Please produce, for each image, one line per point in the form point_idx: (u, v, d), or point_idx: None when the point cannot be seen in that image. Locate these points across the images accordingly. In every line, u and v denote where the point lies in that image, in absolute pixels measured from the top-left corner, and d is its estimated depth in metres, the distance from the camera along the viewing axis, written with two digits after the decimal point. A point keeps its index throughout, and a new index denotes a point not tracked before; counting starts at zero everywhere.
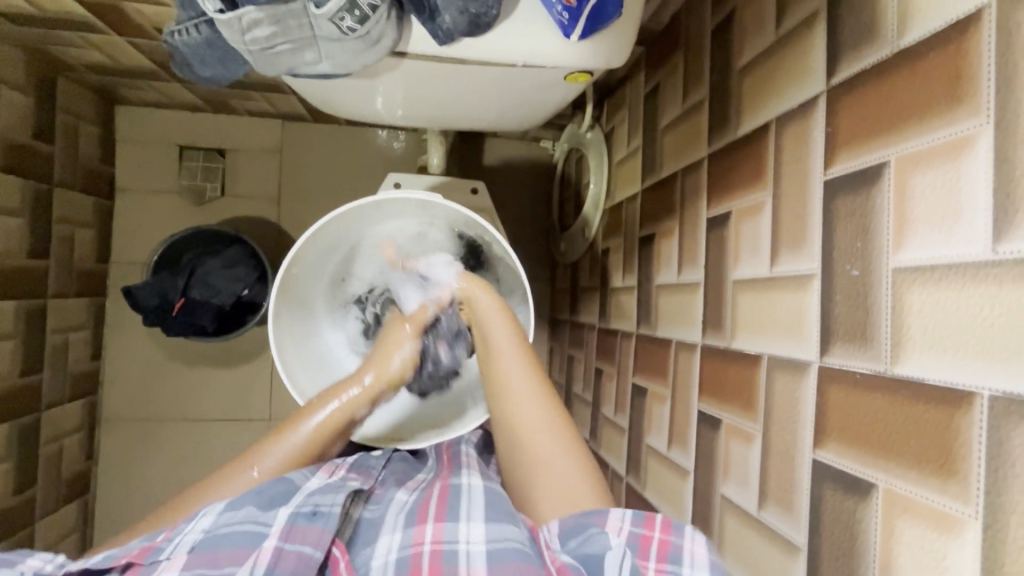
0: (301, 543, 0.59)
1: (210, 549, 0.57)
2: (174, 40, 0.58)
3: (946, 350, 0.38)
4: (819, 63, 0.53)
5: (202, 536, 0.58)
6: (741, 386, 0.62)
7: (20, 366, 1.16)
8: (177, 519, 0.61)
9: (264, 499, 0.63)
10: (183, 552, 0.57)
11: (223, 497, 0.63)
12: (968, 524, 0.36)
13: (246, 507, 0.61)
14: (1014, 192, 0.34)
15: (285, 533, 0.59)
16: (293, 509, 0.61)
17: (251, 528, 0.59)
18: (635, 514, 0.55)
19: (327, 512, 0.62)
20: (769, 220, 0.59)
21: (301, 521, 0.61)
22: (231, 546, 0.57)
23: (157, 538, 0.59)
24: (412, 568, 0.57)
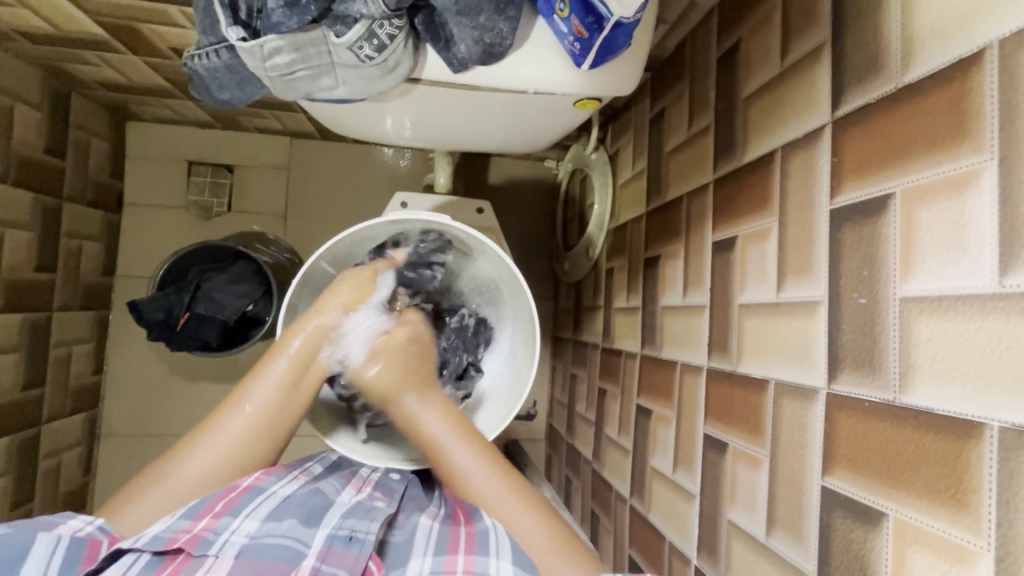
0: (336, 566, 0.58)
1: (255, 557, 0.58)
2: (194, 64, 0.60)
3: (955, 380, 0.39)
4: (824, 95, 0.54)
5: (247, 542, 0.59)
6: (747, 410, 0.62)
7: (24, 379, 1.16)
8: (221, 512, 0.62)
9: (306, 515, 0.65)
10: (229, 554, 0.58)
11: (266, 504, 0.65)
12: (979, 557, 0.36)
13: (288, 521, 0.63)
14: (1019, 226, 0.35)
15: (322, 553, 0.59)
16: (331, 531, 0.62)
17: (291, 542, 0.60)
18: None
19: (362, 538, 0.62)
20: (775, 247, 0.60)
21: (338, 544, 0.61)
22: (274, 558, 0.58)
23: (202, 527, 0.60)
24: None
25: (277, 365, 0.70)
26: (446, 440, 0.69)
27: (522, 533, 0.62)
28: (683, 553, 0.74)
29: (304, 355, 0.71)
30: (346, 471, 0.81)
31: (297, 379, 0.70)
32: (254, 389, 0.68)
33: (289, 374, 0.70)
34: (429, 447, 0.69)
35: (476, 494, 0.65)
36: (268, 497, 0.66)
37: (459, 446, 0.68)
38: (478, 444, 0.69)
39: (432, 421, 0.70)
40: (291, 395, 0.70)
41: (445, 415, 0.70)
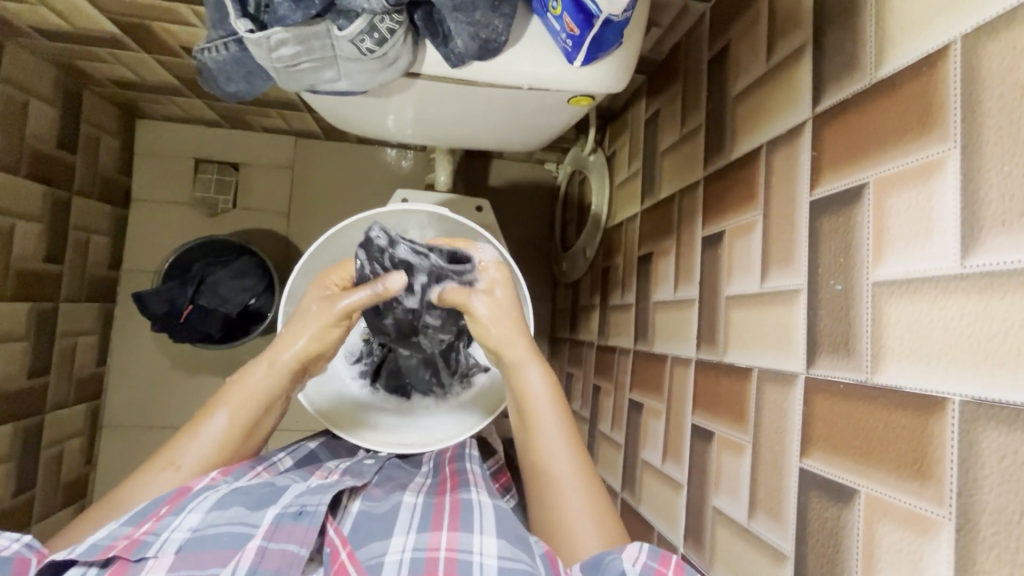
0: (285, 542, 0.57)
1: (196, 549, 0.56)
2: (203, 57, 0.62)
3: (922, 359, 0.40)
4: (805, 92, 0.56)
5: (188, 535, 0.57)
6: (732, 399, 0.64)
7: (30, 368, 1.19)
8: (164, 514, 0.60)
9: (253, 499, 0.62)
10: (169, 551, 0.55)
11: (211, 496, 0.62)
12: (943, 526, 0.37)
13: (235, 507, 0.60)
14: (979, 210, 0.37)
15: (270, 532, 0.58)
16: (280, 509, 0.60)
17: (239, 528, 0.58)
18: (652, 549, 0.55)
19: (312, 510, 0.60)
20: (760, 241, 0.62)
21: (287, 521, 0.59)
22: (217, 546, 0.56)
23: (142, 532, 0.57)
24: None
25: (215, 421, 0.69)
26: (548, 424, 0.69)
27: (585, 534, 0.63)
28: (671, 542, 0.75)
29: (240, 416, 0.69)
30: (309, 466, 0.80)
31: (238, 439, 0.69)
32: (190, 445, 0.67)
33: (229, 433, 0.69)
34: (535, 433, 0.69)
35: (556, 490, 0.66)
36: (216, 491, 0.63)
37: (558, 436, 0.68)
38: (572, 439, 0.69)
39: (541, 401, 0.70)
40: (227, 456, 0.69)
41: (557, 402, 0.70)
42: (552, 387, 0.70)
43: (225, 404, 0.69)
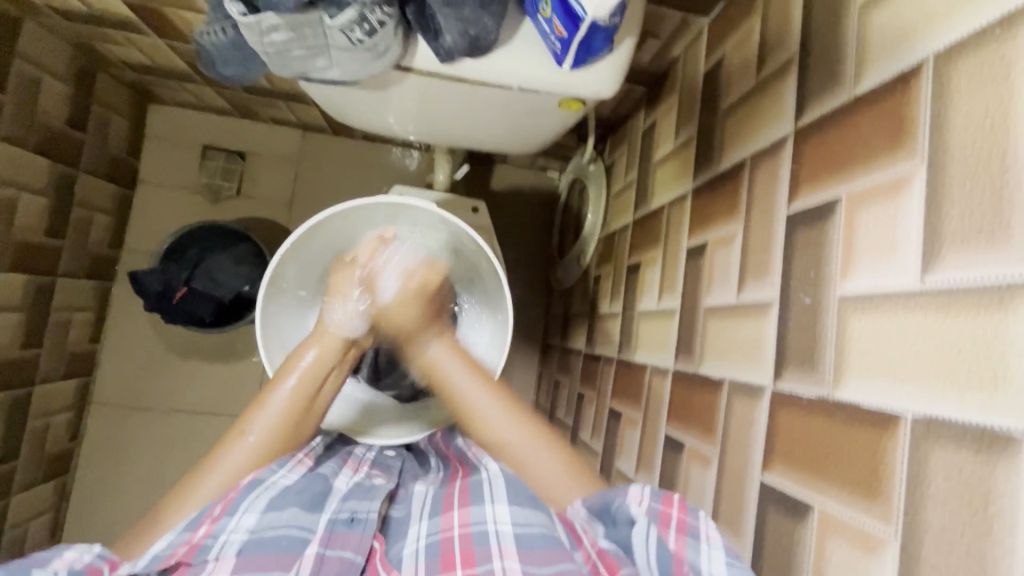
0: (341, 549, 0.55)
1: (257, 551, 0.52)
2: (204, 40, 0.65)
3: (879, 374, 0.40)
4: (789, 107, 0.56)
5: (247, 537, 0.53)
6: (703, 410, 0.64)
7: (22, 338, 1.20)
8: (219, 514, 0.55)
9: (307, 500, 0.59)
10: (230, 554, 0.52)
11: (264, 493, 0.58)
12: (888, 544, 0.37)
13: (290, 508, 0.57)
14: (940, 227, 0.37)
15: (327, 538, 0.55)
16: (331, 515, 0.58)
17: (296, 531, 0.55)
18: (655, 491, 0.52)
19: (364, 518, 0.58)
20: (738, 252, 0.62)
21: (340, 528, 0.56)
22: (277, 550, 0.52)
23: (201, 535, 0.53)
24: (445, 555, 0.53)
25: (279, 393, 0.66)
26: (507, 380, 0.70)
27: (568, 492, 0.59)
28: None
29: (303, 390, 0.67)
30: (340, 453, 0.77)
31: (301, 413, 0.66)
32: (257, 419, 0.64)
33: (293, 406, 0.66)
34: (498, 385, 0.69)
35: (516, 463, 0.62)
36: (266, 487, 0.58)
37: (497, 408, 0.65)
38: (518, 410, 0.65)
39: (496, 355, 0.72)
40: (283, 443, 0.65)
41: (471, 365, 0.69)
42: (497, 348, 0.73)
43: (292, 373, 0.67)
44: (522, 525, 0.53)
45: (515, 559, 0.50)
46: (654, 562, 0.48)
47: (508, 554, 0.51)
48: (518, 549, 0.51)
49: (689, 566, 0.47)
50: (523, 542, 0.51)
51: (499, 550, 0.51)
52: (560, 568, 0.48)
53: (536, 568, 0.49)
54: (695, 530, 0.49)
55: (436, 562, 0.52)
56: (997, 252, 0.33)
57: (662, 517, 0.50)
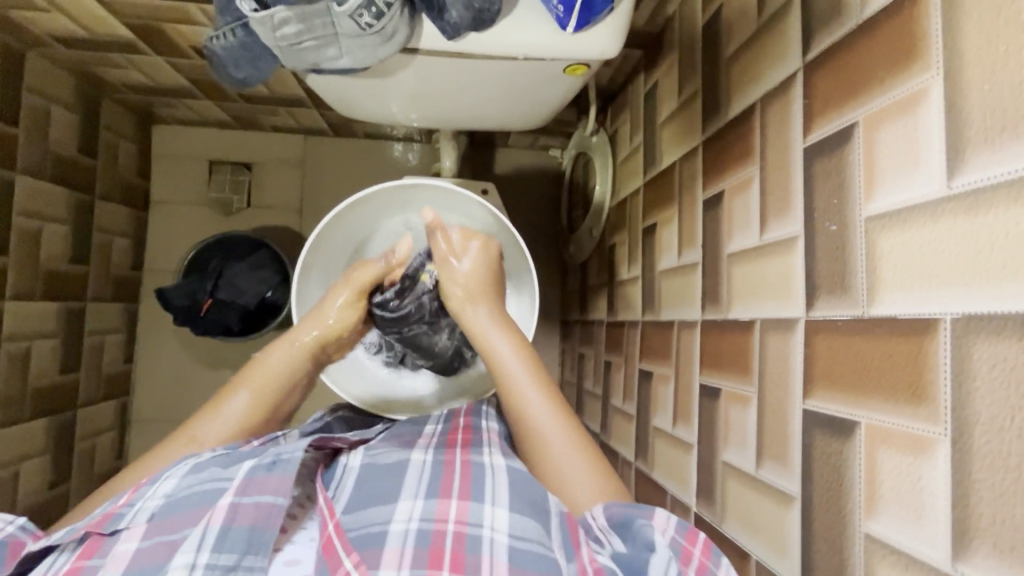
0: (259, 495, 0.55)
1: (168, 515, 0.54)
2: (213, 46, 0.66)
3: (913, 285, 0.41)
4: (795, 44, 0.57)
5: (161, 502, 0.55)
6: (737, 353, 0.65)
7: (61, 365, 1.24)
8: (142, 484, 0.58)
9: (229, 459, 0.61)
10: (141, 520, 0.53)
11: (187, 463, 0.60)
12: (938, 443, 0.38)
13: (208, 469, 0.59)
14: (962, 131, 0.38)
15: (242, 487, 0.55)
16: (254, 464, 0.58)
17: (211, 486, 0.56)
18: (680, 523, 0.52)
19: (286, 459, 0.59)
20: (757, 194, 0.63)
21: (259, 473, 0.57)
22: (189, 507, 0.54)
23: (118, 504, 0.55)
24: (432, 550, 0.52)
25: (235, 399, 0.70)
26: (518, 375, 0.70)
27: (581, 486, 0.63)
28: (684, 502, 0.76)
29: (262, 395, 0.71)
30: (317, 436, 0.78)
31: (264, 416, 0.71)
32: (211, 421, 0.68)
33: (249, 411, 0.70)
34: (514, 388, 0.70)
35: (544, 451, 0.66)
36: (194, 458, 0.61)
37: (540, 400, 0.68)
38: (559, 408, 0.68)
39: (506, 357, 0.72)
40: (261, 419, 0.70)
41: (530, 364, 0.71)
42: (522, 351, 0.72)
43: (244, 384, 0.71)
44: (519, 537, 0.53)
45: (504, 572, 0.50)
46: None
47: (497, 568, 0.51)
48: (509, 565, 0.51)
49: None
50: (516, 559, 0.51)
51: (489, 561, 0.51)
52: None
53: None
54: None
55: (422, 555, 0.52)
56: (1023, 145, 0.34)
57: (684, 554, 0.50)
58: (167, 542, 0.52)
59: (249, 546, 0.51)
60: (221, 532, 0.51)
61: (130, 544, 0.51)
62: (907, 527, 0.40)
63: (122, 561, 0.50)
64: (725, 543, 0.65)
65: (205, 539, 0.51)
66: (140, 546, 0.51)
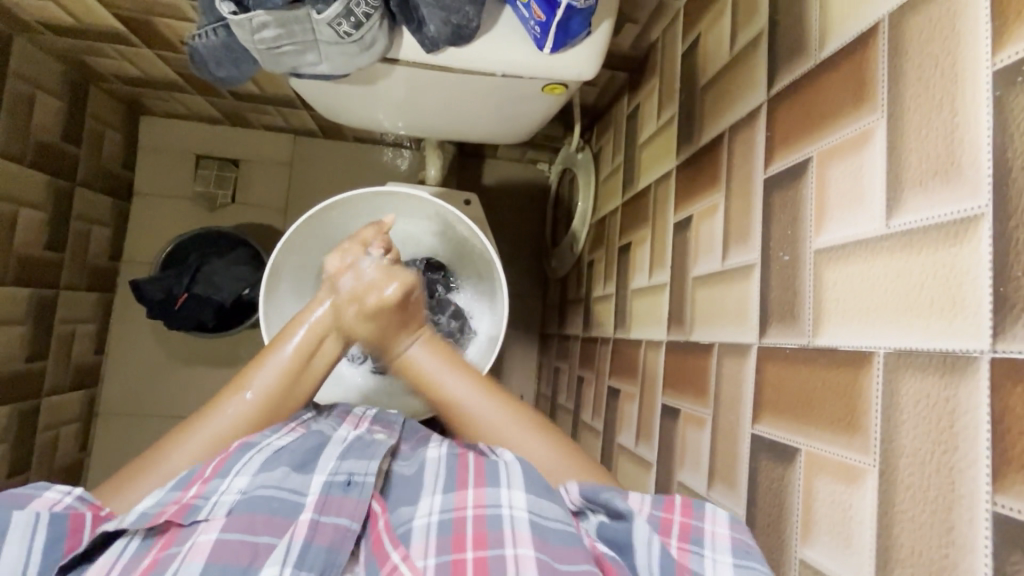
0: (337, 514, 0.52)
1: (247, 511, 0.50)
2: (195, 43, 0.67)
3: (853, 317, 0.42)
4: (761, 78, 0.59)
5: (238, 498, 0.52)
6: (696, 376, 0.66)
7: (28, 352, 1.22)
8: (210, 475, 0.54)
9: (297, 458, 0.57)
10: (220, 514, 0.50)
11: (258, 455, 0.56)
12: (867, 472, 0.39)
13: (281, 468, 0.55)
14: (901, 173, 0.39)
15: (320, 504, 0.52)
16: (327, 477, 0.55)
17: (285, 494, 0.53)
18: (656, 498, 0.53)
19: (361, 482, 0.54)
20: (722, 221, 0.64)
21: (336, 491, 0.53)
22: (268, 512, 0.51)
23: (191, 496, 0.52)
24: (455, 536, 0.49)
25: (282, 354, 0.64)
26: (445, 377, 0.65)
27: (532, 454, 0.60)
28: None
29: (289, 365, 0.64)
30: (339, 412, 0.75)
31: (296, 376, 0.65)
32: (257, 374, 0.63)
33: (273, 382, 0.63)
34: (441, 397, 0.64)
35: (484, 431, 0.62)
36: (259, 450, 0.57)
37: (464, 385, 0.64)
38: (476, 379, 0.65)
39: (426, 361, 0.66)
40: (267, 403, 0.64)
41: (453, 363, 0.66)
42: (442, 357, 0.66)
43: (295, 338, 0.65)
44: (540, 515, 0.50)
45: (528, 546, 0.47)
46: (658, 568, 0.47)
47: (521, 540, 0.48)
48: (532, 536, 0.48)
49: (693, 571, 0.47)
50: (538, 532, 0.49)
51: (510, 535, 0.48)
52: (577, 569, 0.46)
53: (556, 562, 0.47)
54: (699, 535, 0.49)
55: (446, 542, 0.49)
56: (951, 189, 0.35)
57: (664, 524, 0.51)
58: (246, 546, 0.48)
59: (326, 566, 0.49)
60: (303, 548, 0.49)
61: (210, 536, 0.48)
62: (837, 554, 0.41)
63: (203, 552, 0.47)
64: None
65: (291, 550, 0.48)
66: (222, 539, 0.48)
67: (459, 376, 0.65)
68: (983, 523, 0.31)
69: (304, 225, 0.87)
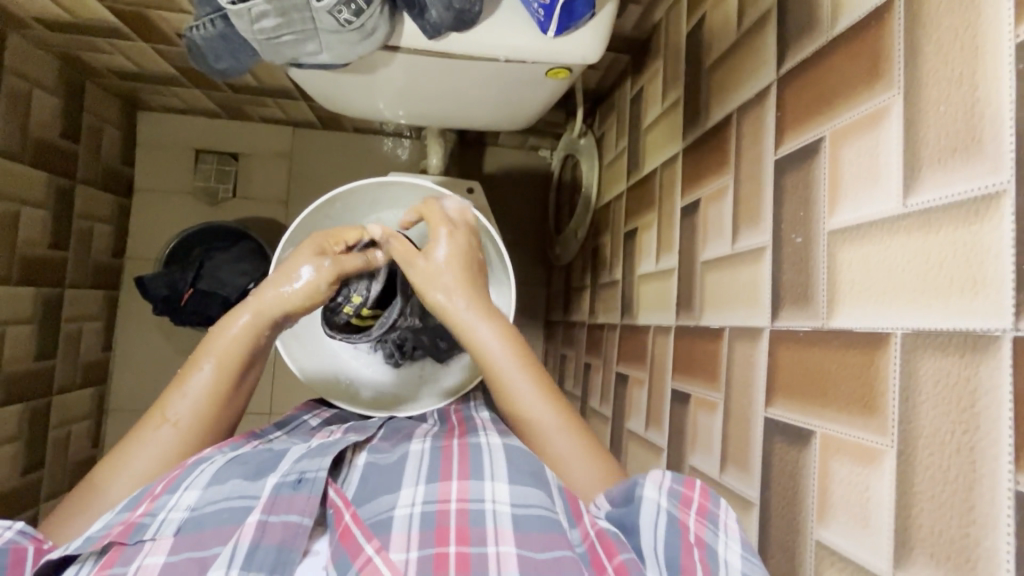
0: (287, 513, 0.54)
1: (197, 530, 0.52)
2: (192, 35, 0.66)
3: (869, 299, 0.42)
4: (771, 58, 0.58)
5: (187, 515, 0.53)
6: (706, 360, 0.66)
7: (36, 351, 1.22)
8: (160, 493, 0.54)
9: (251, 469, 0.59)
10: (168, 533, 0.51)
11: (208, 468, 0.58)
12: (885, 453, 0.39)
13: (231, 480, 0.57)
14: (919, 150, 0.38)
15: (270, 505, 0.54)
16: (279, 479, 0.57)
17: (239, 501, 0.55)
18: (676, 474, 0.52)
19: (313, 478, 0.57)
20: (731, 203, 0.63)
21: (286, 491, 0.56)
22: (217, 524, 0.53)
23: (139, 514, 0.52)
24: (438, 530, 0.52)
25: (202, 372, 0.65)
26: (508, 366, 0.66)
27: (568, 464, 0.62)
28: None
29: (225, 377, 0.65)
30: (303, 434, 0.78)
31: (225, 395, 0.65)
32: (179, 399, 0.63)
33: (213, 386, 0.65)
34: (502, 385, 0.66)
35: (535, 428, 0.64)
36: (211, 462, 0.59)
37: (523, 377, 0.65)
38: (537, 376, 0.66)
39: (491, 343, 0.67)
40: (219, 411, 0.65)
41: (519, 351, 0.67)
42: (510, 346, 0.67)
43: (209, 355, 0.66)
44: (519, 505, 0.53)
45: (510, 543, 0.50)
46: (663, 549, 0.47)
47: (503, 537, 0.51)
48: (514, 532, 0.51)
49: (708, 549, 0.47)
50: (520, 525, 0.51)
51: (494, 533, 0.51)
52: (554, 555, 0.48)
53: (535, 552, 0.49)
54: (716, 518, 0.49)
55: (430, 535, 0.52)
56: (971, 167, 0.35)
57: (684, 498, 0.50)
58: (195, 559, 0.50)
59: (276, 566, 0.50)
60: (250, 551, 0.50)
61: (158, 559, 0.49)
62: (855, 535, 0.41)
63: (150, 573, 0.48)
64: None
65: (236, 554, 0.50)
66: (169, 562, 0.49)
67: (525, 372, 0.66)
68: (1006, 503, 0.31)
69: (308, 219, 0.87)
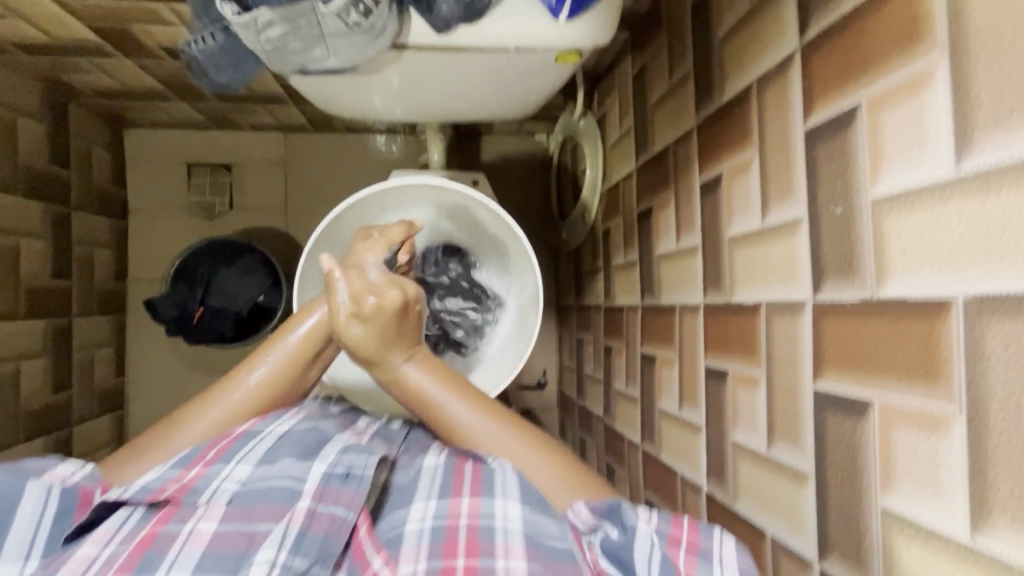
0: (334, 505, 0.55)
1: (246, 503, 0.55)
2: (191, 50, 0.64)
3: (923, 266, 0.42)
4: (791, 26, 0.57)
5: (238, 487, 0.56)
6: (742, 337, 0.66)
7: (52, 383, 1.21)
8: (212, 459, 0.59)
9: (300, 450, 0.61)
10: (220, 501, 0.55)
11: (259, 445, 0.61)
12: (954, 420, 0.39)
13: (283, 459, 0.59)
14: (971, 112, 0.38)
15: (319, 493, 0.55)
16: (326, 467, 0.58)
17: (288, 482, 0.56)
18: (662, 514, 0.54)
19: (360, 474, 0.58)
20: (757, 177, 0.62)
21: (335, 482, 0.57)
22: (268, 501, 0.55)
23: (191, 476, 0.57)
24: (447, 543, 0.53)
25: (286, 343, 0.69)
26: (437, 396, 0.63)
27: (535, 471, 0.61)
28: (694, 483, 0.78)
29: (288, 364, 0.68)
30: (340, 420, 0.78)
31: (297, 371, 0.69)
32: (262, 364, 0.68)
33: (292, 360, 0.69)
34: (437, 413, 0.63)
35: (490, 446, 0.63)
36: (261, 439, 0.62)
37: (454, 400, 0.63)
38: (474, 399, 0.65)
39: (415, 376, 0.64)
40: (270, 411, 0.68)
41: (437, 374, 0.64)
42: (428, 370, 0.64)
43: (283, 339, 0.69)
44: (530, 522, 0.54)
45: (521, 558, 0.50)
46: None
47: (513, 551, 0.51)
48: (524, 547, 0.51)
49: None
50: (530, 543, 0.52)
51: (503, 547, 0.52)
52: None
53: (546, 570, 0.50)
54: (708, 552, 0.51)
55: (439, 548, 0.52)
56: None
57: (673, 538, 0.52)
58: (243, 531, 0.52)
59: (319, 555, 0.52)
60: (298, 536, 0.52)
61: (210, 524, 0.52)
62: (925, 500, 0.42)
63: (202, 539, 0.51)
64: (740, 521, 0.66)
65: (286, 538, 0.51)
66: (220, 529, 0.52)
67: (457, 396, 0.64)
68: None
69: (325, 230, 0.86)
